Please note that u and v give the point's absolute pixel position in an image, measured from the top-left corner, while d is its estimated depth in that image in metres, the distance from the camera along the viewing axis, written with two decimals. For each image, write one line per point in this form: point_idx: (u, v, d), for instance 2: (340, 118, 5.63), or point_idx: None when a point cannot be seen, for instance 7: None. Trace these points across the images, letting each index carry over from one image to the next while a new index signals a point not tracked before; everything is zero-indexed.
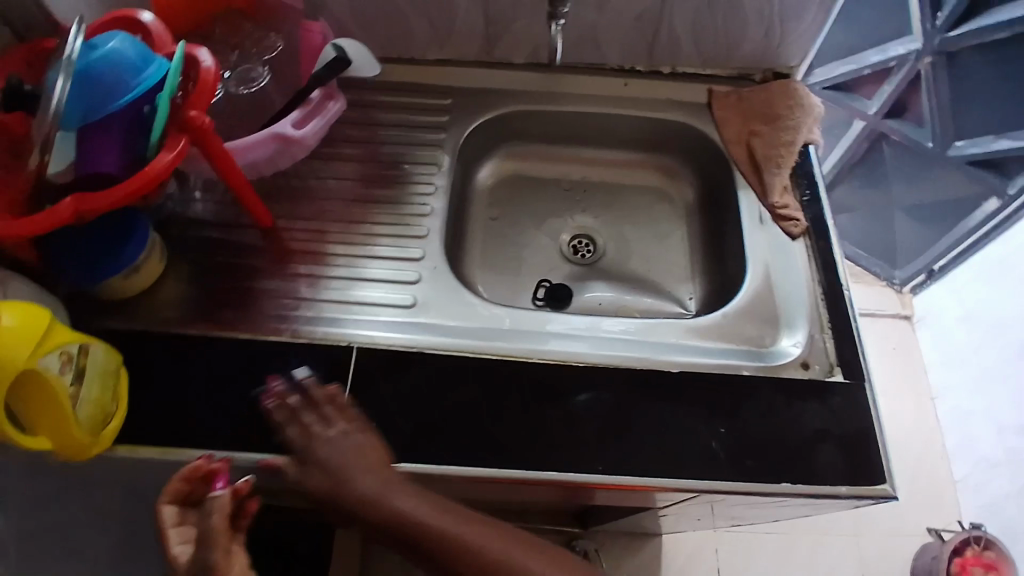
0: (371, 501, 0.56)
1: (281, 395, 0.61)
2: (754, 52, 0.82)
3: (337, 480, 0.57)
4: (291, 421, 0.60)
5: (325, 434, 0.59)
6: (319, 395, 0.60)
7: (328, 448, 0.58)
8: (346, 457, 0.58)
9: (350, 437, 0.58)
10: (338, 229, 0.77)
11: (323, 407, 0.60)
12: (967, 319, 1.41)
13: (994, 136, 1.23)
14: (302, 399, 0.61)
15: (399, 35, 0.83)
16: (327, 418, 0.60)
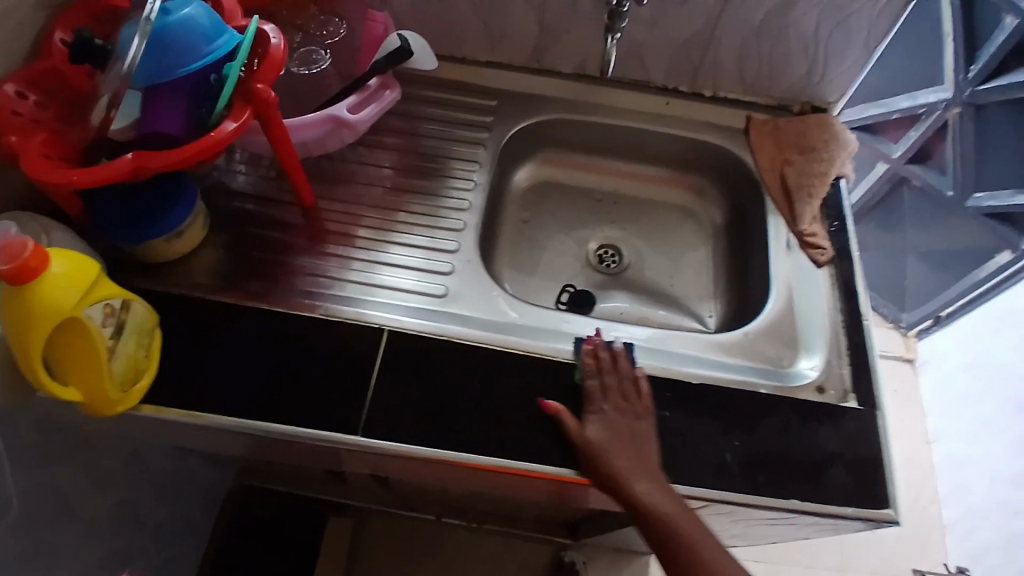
0: (630, 477, 0.58)
1: (591, 354, 0.67)
2: (795, 85, 0.84)
3: (611, 446, 0.60)
4: (593, 376, 0.65)
5: (616, 406, 0.62)
6: (624, 372, 0.64)
7: (608, 415, 0.62)
8: (628, 430, 0.61)
9: (641, 418, 0.62)
10: (375, 214, 0.79)
11: (621, 383, 0.64)
12: (970, 368, 1.43)
13: (1012, 192, 1.22)
14: (608, 362, 0.66)
15: (453, 34, 0.86)
16: (626, 393, 0.63)
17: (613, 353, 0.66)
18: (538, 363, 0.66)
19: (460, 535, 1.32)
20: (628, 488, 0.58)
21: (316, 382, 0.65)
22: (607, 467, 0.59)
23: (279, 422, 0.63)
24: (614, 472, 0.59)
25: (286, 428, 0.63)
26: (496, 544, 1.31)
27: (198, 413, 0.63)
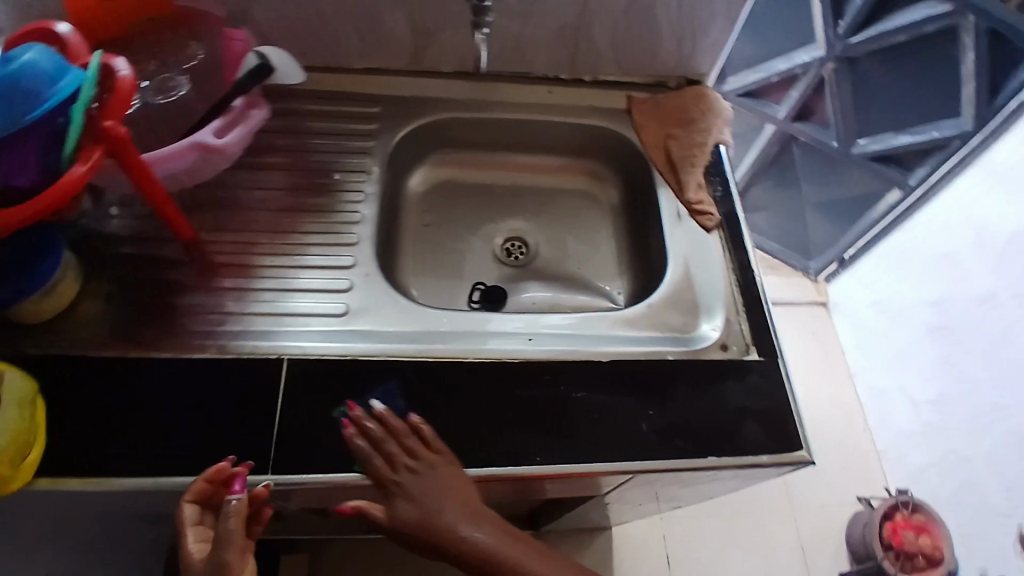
0: (455, 529, 0.57)
1: (359, 431, 0.61)
2: (669, 61, 0.86)
3: (426, 515, 0.58)
4: (374, 452, 0.60)
5: (406, 467, 0.59)
6: (402, 428, 0.61)
7: (410, 482, 0.59)
8: (432, 491, 0.58)
9: (438, 468, 0.59)
10: (265, 240, 0.76)
11: (404, 442, 0.60)
12: (878, 304, 1.52)
13: (894, 134, 1.32)
14: (382, 432, 0.61)
15: (325, 45, 0.83)
16: (416, 453, 0.60)
17: (379, 416, 0.62)
18: (451, 368, 0.66)
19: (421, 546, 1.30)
20: (457, 541, 0.57)
21: (222, 424, 0.63)
22: (431, 534, 0.57)
23: (185, 475, 0.60)
24: (442, 532, 0.57)
25: (194, 479, 0.60)
26: None
27: (100, 478, 0.59)
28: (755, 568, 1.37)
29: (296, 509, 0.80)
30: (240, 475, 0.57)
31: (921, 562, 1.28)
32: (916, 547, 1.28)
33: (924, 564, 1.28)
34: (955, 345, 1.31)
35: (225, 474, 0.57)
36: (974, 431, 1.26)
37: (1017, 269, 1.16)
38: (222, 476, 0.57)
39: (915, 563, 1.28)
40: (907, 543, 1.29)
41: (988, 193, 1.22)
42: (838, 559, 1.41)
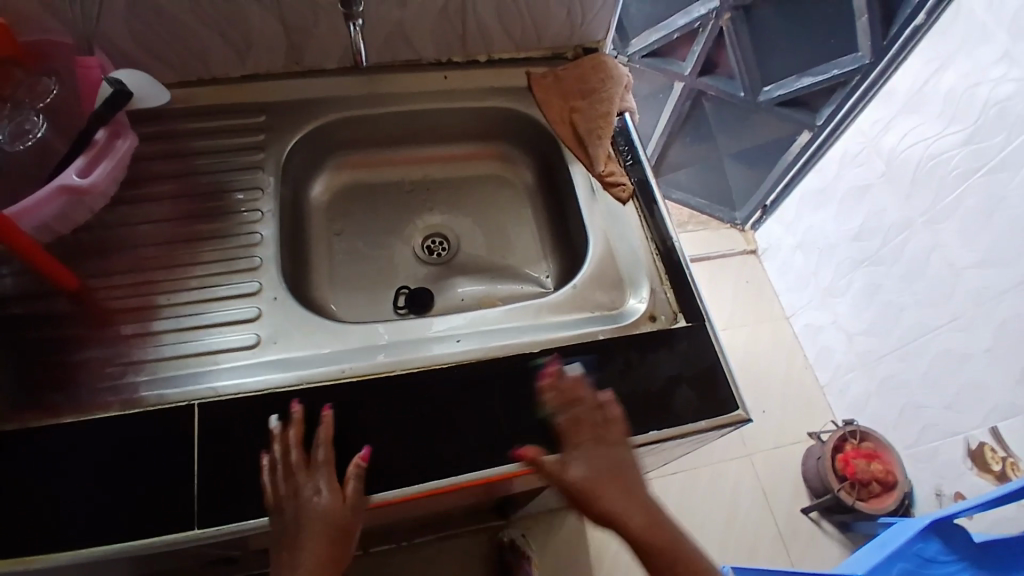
0: (620, 510, 0.58)
1: (552, 387, 0.62)
2: (561, 33, 0.84)
3: (596, 482, 0.58)
4: (562, 412, 0.61)
5: (590, 437, 0.60)
6: (591, 401, 0.61)
7: (588, 449, 0.59)
8: (612, 461, 0.59)
9: (616, 446, 0.60)
10: (160, 278, 0.70)
11: (592, 413, 0.61)
12: (802, 246, 1.60)
13: (796, 78, 1.33)
14: (571, 391, 0.62)
15: (194, 57, 0.77)
16: (600, 426, 0.61)
17: (572, 380, 0.63)
18: (377, 385, 0.63)
19: (392, 558, 1.27)
20: (622, 519, 0.58)
21: (140, 484, 0.57)
22: (594, 504, 0.58)
23: (113, 543, 0.55)
24: (603, 508, 0.58)
25: (124, 546, 0.55)
26: (432, 552, 1.29)
27: (20, 559, 0.53)
28: (722, 516, 1.42)
29: (242, 554, 0.76)
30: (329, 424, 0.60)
31: (876, 488, 1.35)
32: (869, 475, 1.35)
33: (879, 489, 1.35)
34: (878, 273, 1.38)
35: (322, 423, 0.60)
36: (907, 352, 1.33)
37: (929, 194, 1.22)
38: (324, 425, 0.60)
39: (870, 489, 1.35)
40: (860, 472, 1.35)
41: (892, 124, 1.28)
42: (799, 493, 1.47)
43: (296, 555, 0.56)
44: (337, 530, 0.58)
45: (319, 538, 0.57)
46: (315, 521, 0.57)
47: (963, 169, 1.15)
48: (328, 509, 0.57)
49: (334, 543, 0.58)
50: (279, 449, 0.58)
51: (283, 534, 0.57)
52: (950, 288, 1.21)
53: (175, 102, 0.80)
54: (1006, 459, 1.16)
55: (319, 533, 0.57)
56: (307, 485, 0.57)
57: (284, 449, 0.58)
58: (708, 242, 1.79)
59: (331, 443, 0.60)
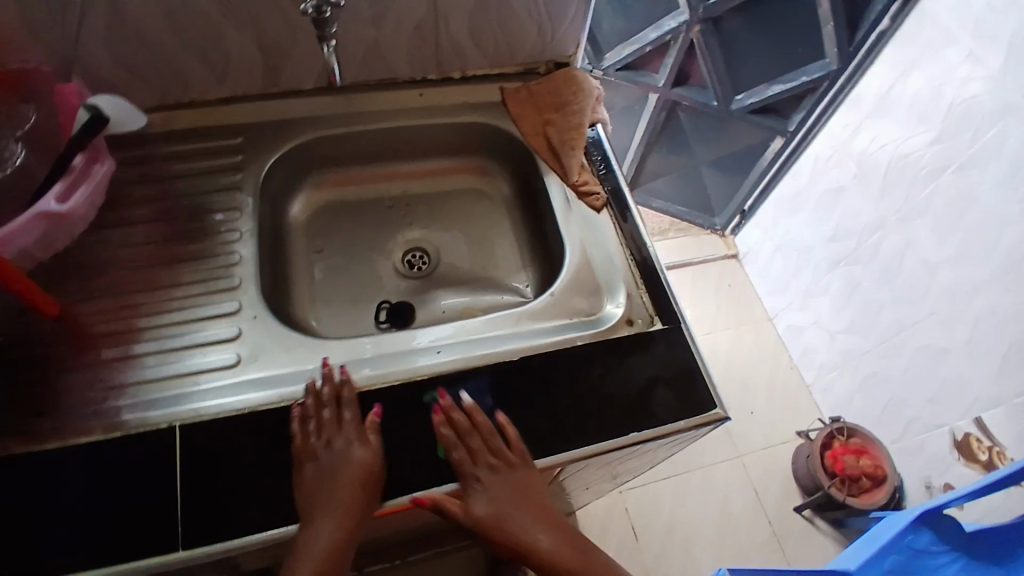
0: (526, 535, 0.62)
1: (446, 421, 0.62)
2: (532, 49, 0.86)
3: (499, 511, 0.61)
4: (454, 447, 0.61)
5: (489, 467, 0.61)
6: (487, 431, 0.62)
7: (490, 483, 0.61)
8: (512, 489, 0.62)
9: (518, 469, 0.62)
10: (140, 301, 0.70)
11: (488, 443, 0.61)
12: (783, 248, 1.63)
13: (767, 85, 1.36)
14: (465, 423, 0.62)
15: (171, 81, 0.78)
16: (496, 456, 0.61)
17: (469, 409, 0.63)
18: (359, 399, 0.64)
19: None
20: (529, 543, 0.62)
21: (124, 506, 0.57)
22: (504, 533, 0.62)
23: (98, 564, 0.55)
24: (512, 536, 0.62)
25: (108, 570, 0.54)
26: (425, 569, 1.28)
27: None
28: (715, 520, 1.42)
29: None
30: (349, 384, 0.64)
31: (867, 483, 1.35)
32: (858, 470, 1.35)
33: (869, 484, 1.35)
34: (857, 272, 1.40)
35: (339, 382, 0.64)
36: (888, 348, 1.35)
37: (901, 192, 1.25)
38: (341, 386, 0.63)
39: (861, 484, 1.35)
40: (849, 468, 1.36)
41: (862, 128, 1.32)
42: (791, 493, 1.47)
43: (326, 505, 0.58)
44: (370, 484, 0.59)
45: (350, 489, 0.58)
46: (347, 474, 0.58)
47: (934, 166, 1.18)
48: (360, 461, 0.59)
49: (366, 498, 0.59)
50: (311, 403, 0.62)
51: (311, 487, 0.58)
52: (927, 282, 1.23)
53: (153, 126, 0.81)
54: (993, 448, 1.16)
55: (351, 484, 0.58)
56: (337, 437, 0.60)
57: (317, 405, 0.62)
58: (690, 248, 1.81)
59: (357, 402, 0.63)
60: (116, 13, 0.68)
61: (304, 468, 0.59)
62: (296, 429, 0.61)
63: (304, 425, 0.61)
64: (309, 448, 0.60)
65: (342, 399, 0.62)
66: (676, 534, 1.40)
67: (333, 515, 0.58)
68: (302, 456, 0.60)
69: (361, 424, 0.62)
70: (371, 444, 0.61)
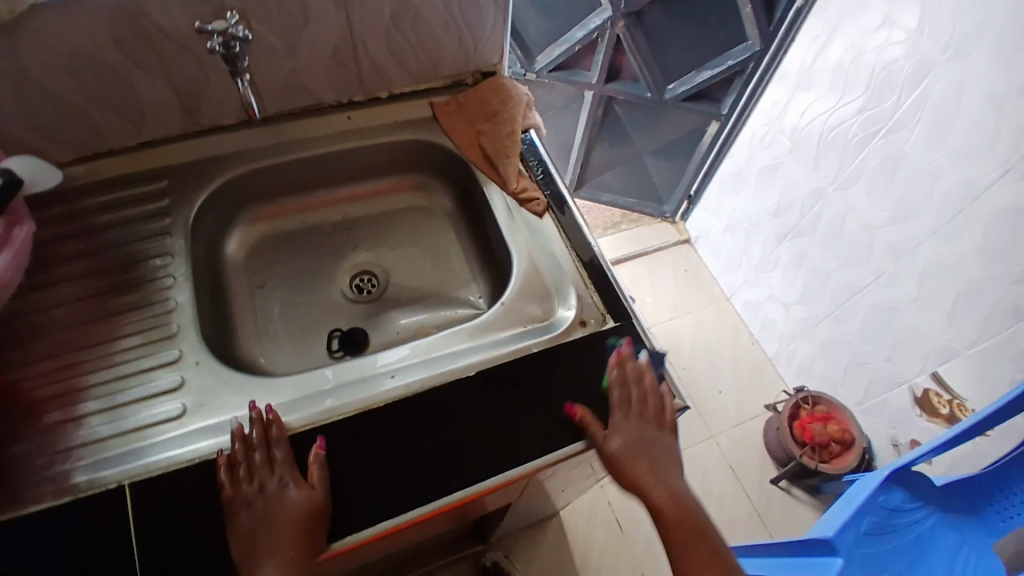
0: (643, 481, 0.61)
1: (618, 364, 0.67)
2: (456, 61, 0.86)
3: (632, 450, 0.62)
4: (615, 387, 0.65)
5: (637, 412, 0.65)
6: (654, 384, 0.67)
7: (633, 426, 0.64)
8: (649, 440, 0.64)
9: (660, 430, 0.65)
10: (79, 359, 0.67)
11: (648, 396, 0.66)
12: (731, 227, 1.67)
13: (696, 73, 1.39)
14: (633, 371, 0.67)
15: (86, 132, 0.75)
16: (648, 408, 0.65)
17: (640, 365, 0.67)
18: (314, 437, 0.62)
19: None
20: (646, 492, 0.61)
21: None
22: (626, 472, 0.62)
23: None
24: (633, 478, 0.61)
25: None
26: None
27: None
28: None
29: None
30: (280, 422, 0.62)
31: (836, 448, 1.39)
32: (826, 436, 1.39)
33: (839, 449, 1.39)
34: (803, 243, 1.45)
35: (272, 421, 0.62)
36: (841, 314, 1.40)
37: (834, 162, 1.30)
38: (273, 425, 0.62)
39: (831, 450, 1.39)
40: (817, 435, 1.39)
41: (791, 104, 1.36)
42: (767, 465, 1.51)
43: (268, 550, 0.55)
44: (311, 522, 0.57)
45: (292, 529, 0.56)
46: (287, 514, 0.57)
47: (862, 134, 1.22)
48: (298, 500, 0.57)
49: (309, 537, 0.56)
50: (240, 447, 0.60)
51: (249, 534, 0.56)
52: (869, 245, 1.28)
53: (73, 179, 0.78)
54: (952, 401, 1.22)
55: (292, 524, 0.56)
56: (270, 480, 0.59)
57: (246, 448, 0.60)
58: (643, 237, 1.85)
59: (287, 440, 0.61)
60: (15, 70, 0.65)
61: (238, 516, 0.57)
62: (225, 478, 0.58)
63: (233, 472, 0.59)
64: (240, 495, 0.58)
65: (271, 439, 0.61)
66: None
67: (277, 557, 0.55)
68: (235, 505, 0.57)
69: (294, 463, 0.60)
70: (306, 484, 0.59)
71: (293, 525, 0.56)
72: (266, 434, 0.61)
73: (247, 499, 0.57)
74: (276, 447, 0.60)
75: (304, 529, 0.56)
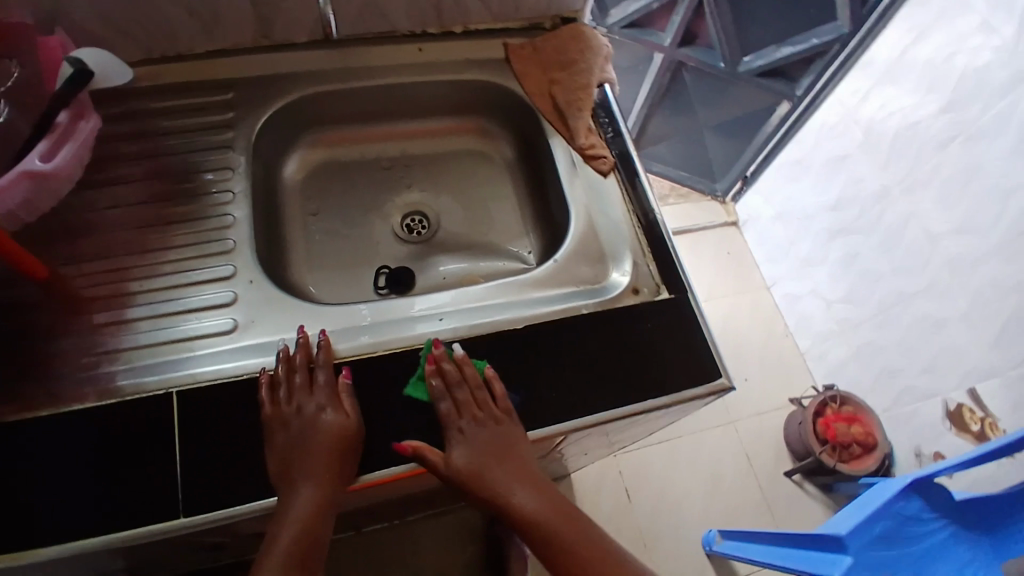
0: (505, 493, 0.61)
1: (437, 372, 0.61)
2: (538, 3, 0.82)
3: (477, 463, 0.60)
4: (443, 399, 0.61)
5: (471, 418, 0.61)
6: (471, 388, 0.61)
7: (471, 433, 0.61)
8: (494, 442, 0.61)
9: (504, 423, 0.61)
10: (130, 263, 0.68)
11: (472, 400, 0.61)
12: (784, 216, 1.62)
13: (776, 47, 1.32)
14: (456, 373, 0.61)
15: (156, 35, 0.74)
16: (486, 407, 0.61)
17: (458, 359, 0.62)
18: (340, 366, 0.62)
19: (383, 536, 1.29)
20: (508, 500, 0.61)
21: (129, 475, 0.55)
22: (481, 482, 0.60)
23: (101, 531, 0.53)
24: (491, 493, 0.61)
25: (114, 537, 0.53)
26: (423, 528, 1.31)
27: (6, 555, 0.52)
28: (707, 484, 1.45)
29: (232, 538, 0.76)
30: (324, 345, 0.62)
31: (857, 450, 1.37)
32: (849, 437, 1.37)
33: (859, 451, 1.38)
34: (858, 240, 1.40)
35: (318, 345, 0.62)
36: (885, 318, 1.35)
37: (905, 163, 1.24)
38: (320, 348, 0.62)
39: (852, 451, 1.37)
40: (841, 435, 1.37)
41: (872, 94, 1.29)
42: (782, 459, 1.50)
43: (304, 472, 0.56)
44: (347, 447, 0.58)
45: (327, 452, 0.57)
46: (322, 438, 0.57)
47: (942, 135, 1.15)
48: (333, 425, 0.58)
49: (343, 462, 0.57)
50: (282, 368, 0.61)
51: (286, 454, 0.57)
52: (928, 252, 1.22)
53: (141, 80, 0.77)
54: (985, 419, 1.18)
55: (328, 448, 0.57)
56: (309, 402, 0.59)
57: (288, 369, 0.61)
58: (689, 214, 1.80)
59: (332, 365, 0.62)
60: None
61: (276, 435, 0.58)
62: (266, 396, 0.59)
63: (273, 391, 0.60)
64: (280, 414, 0.59)
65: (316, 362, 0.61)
66: (669, 499, 1.42)
67: (314, 479, 0.56)
68: (273, 424, 0.58)
69: (333, 387, 0.60)
70: (343, 409, 0.59)
71: (330, 447, 0.57)
72: (310, 358, 0.62)
73: (285, 419, 0.58)
74: (320, 371, 0.61)
75: (338, 451, 0.57)
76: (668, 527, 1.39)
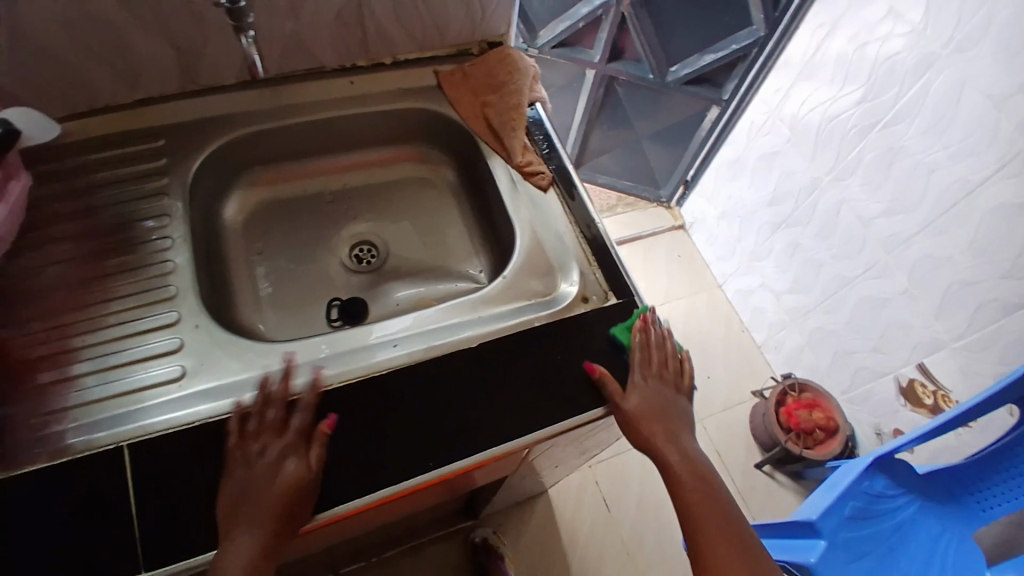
0: (664, 447, 0.64)
1: (642, 330, 0.68)
2: (463, 29, 0.84)
3: (647, 409, 0.64)
4: (639, 349, 0.67)
5: (659, 374, 0.67)
6: (668, 349, 0.69)
7: (650, 386, 0.66)
8: (666, 401, 0.66)
9: (679, 392, 0.68)
10: (72, 319, 0.66)
11: (666, 360, 0.68)
12: (726, 215, 1.68)
13: (700, 55, 1.38)
14: (658, 338, 0.69)
15: (79, 87, 0.73)
16: (669, 372, 0.68)
17: (661, 332, 0.70)
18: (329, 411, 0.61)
19: None
20: (661, 453, 0.64)
21: (81, 540, 0.53)
22: (644, 427, 0.64)
23: None
24: (646, 439, 0.63)
25: None
26: (405, 562, 1.28)
27: None
28: None
29: None
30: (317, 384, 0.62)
31: (820, 435, 1.40)
32: (811, 423, 1.41)
33: (823, 436, 1.41)
34: (797, 233, 1.45)
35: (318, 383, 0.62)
36: (831, 303, 1.41)
37: (831, 152, 1.30)
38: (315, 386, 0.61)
39: (815, 437, 1.40)
40: (803, 422, 1.41)
41: (792, 92, 1.36)
42: (751, 451, 1.53)
43: (249, 517, 0.54)
44: (296, 499, 0.55)
45: (276, 500, 0.55)
46: (274, 484, 0.55)
47: (861, 126, 1.22)
48: (290, 473, 0.56)
49: (289, 514, 0.54)
50: (261, 402, 0.60)
51: (236, 494, 0.55)
52: (862, 238, 1.29)
53: (70, 135, 0.75)
54: (937, 392, 1.23)
55: (276, 497, 0.54)
56: (274, 445, 0.57)
57: (265, 405, 0.60)
58: (637, 221, 1.85)
59: (314, 409, 0.60)
60: (15, 26, 0.63)
61: (233, 472, 0.56)
62: (235, 427, 0.58)
63: (244, 423, 0.59)
64: (245, 451, 0.57)
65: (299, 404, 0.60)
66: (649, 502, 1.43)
67: (257, 525, 0.53)
68: (235, 459, 0.57)
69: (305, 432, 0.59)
70: (306, 459, 0.57)
71: (279, 495, 0.55)
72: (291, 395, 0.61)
73: (247, 458, 0.57)
74: (297, 414, 0.59)
75: (285, 502, 0.54)
76: (650, 532, 1.39)
